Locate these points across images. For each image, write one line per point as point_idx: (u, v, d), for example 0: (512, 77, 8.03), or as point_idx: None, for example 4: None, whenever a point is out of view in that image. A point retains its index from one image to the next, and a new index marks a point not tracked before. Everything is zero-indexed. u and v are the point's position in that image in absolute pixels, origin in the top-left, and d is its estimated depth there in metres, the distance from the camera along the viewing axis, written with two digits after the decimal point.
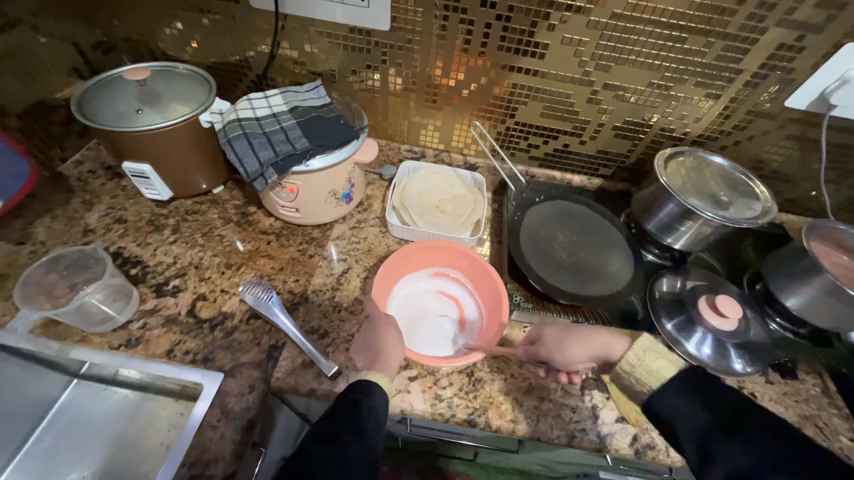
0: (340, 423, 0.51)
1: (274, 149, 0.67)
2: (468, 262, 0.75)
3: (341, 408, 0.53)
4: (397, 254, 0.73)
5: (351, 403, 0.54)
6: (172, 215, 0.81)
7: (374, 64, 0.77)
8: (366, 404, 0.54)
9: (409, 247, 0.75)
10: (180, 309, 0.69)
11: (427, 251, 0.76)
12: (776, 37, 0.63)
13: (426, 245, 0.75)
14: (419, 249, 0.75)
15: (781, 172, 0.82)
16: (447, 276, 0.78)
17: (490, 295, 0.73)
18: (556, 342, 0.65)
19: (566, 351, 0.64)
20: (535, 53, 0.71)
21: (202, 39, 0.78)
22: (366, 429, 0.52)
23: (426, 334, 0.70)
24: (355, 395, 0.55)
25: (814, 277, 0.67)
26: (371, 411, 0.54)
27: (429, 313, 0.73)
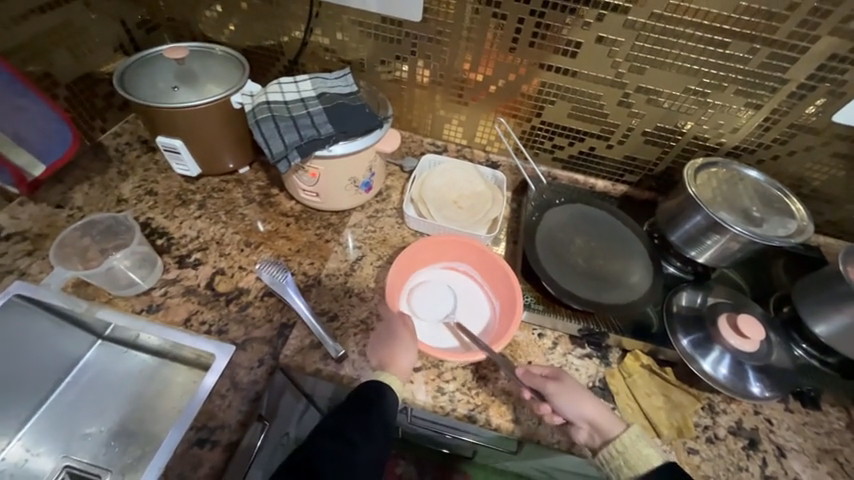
0: (349, 422, 0.54)
1: (299, 133, 0.69)
2: (477, 254, 0.75)
3: (353, 406, 0.55)
4: (410, 249, 0.73)
5: (362, 402, 0.55)
6: (199, 191, 0.84)
7: (404, 55, 0.77)
8: (377, 406, 0.55)
9: (423, 241, 0.75)
10: (200, 281, 0.72)
11: (439, 245, 0.76)
12: (829, 46, 0.59)
13: (439, 239, 0.75)
14: (432, 242, 0.75)
15: (823, 192, 0.77)
16: (455, 270, 0.78)
17: (501, 286, 0.73)
18: (574, 390, 0.60)
19: (573, 400, 0.59)
20: (566, 52, 0.69)
21: (239, 22, 0.81)
22: (375, 430, 0.54)
23: (441, 328, 0.70)
24: (366, 394, 0.56)
25: (849, 305, 0.63)
26: (382, 412, 0.55)
27: (441, 307, 0.72)
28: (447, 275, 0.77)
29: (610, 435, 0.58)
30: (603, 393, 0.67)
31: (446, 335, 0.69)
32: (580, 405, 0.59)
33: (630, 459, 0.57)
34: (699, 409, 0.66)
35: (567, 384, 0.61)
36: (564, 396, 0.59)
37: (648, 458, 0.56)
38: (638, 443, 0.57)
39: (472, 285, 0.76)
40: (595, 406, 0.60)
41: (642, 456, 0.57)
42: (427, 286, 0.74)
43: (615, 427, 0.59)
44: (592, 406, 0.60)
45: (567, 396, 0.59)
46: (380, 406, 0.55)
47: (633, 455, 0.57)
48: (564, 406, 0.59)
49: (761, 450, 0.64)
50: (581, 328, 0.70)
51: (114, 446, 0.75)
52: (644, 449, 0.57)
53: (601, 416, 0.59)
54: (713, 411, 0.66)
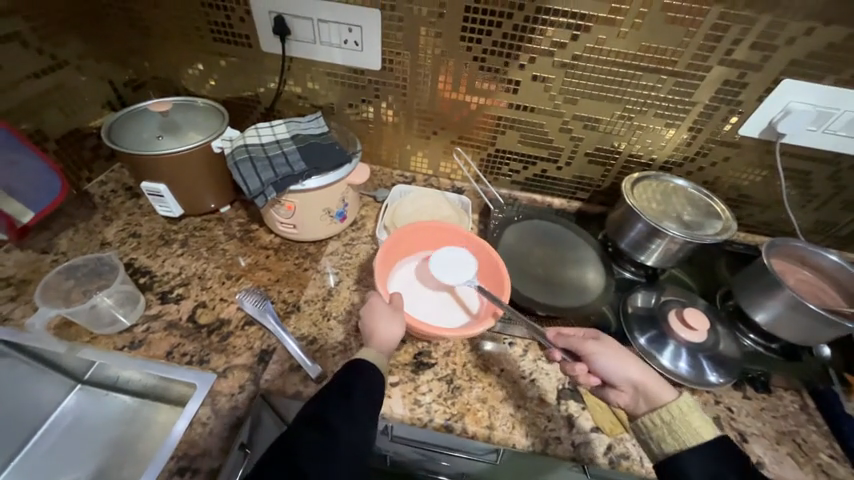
0: (330, 408, 0.55)
1: (275, 171, 0.75)
2: (451, 238, 0.82)
3: (334, 394, 0.57)
4: (393, 237, 0.78)
5: (346, 383, 0.58)
6: (182, 230, 0.89)
7: (369, 98, 0.87)
8: (358, 389, 0.57)
9: (405, 231, 0.80)
10: (182, 315, 0.75)
11: (417, 233, 0.82)
12: (720, 74, 0.70)
13: (422, 228, 0.81)
14: (410, 230, 0.81)
15: (748, 196, 0.87)
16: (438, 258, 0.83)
17: (485, 269, 0.79)
18: (616, 350, 0.65)
19: (612, 357, 0.64)
20: (508, 88, 0.79)
21: (219, 77, 0.89)
22: (357, 414, 0.56)
23: (434, 311, 0.74)
24: (346, 379, 0.58)
25: (778, 292, 0.70)
26: (362, 391, 0.57)
27: (431, 291, 0.77)
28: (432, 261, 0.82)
29: (658, 401, 0.59)
30: (573, 394, 0.71)
31: (437, 316, 0.73)
32: (621, 367, 0.63)
33: (677, 428, 0.56)
34: None
35: (607, 345, 0.66)
36: (602, 354, 0.64)
37: (700, 433, 0.55)
38: (686, 414, 0.57)
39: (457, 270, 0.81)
40: (641, 372, 0.62)
41: (692, 429, 0.56)
42: (411, 276, 0.79)
43: (664, 393, 0.60)
44: (637, 367, 0.63)
45: (607, 354, 0.64)
46: (361, 384, 0.58)
47: (680, 426, 0.56)
48: (604, 362, 0.64)
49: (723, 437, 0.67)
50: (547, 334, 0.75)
51: None
52: (696, 422, 0.56)
53: (649, 380, 0.61)
54: None
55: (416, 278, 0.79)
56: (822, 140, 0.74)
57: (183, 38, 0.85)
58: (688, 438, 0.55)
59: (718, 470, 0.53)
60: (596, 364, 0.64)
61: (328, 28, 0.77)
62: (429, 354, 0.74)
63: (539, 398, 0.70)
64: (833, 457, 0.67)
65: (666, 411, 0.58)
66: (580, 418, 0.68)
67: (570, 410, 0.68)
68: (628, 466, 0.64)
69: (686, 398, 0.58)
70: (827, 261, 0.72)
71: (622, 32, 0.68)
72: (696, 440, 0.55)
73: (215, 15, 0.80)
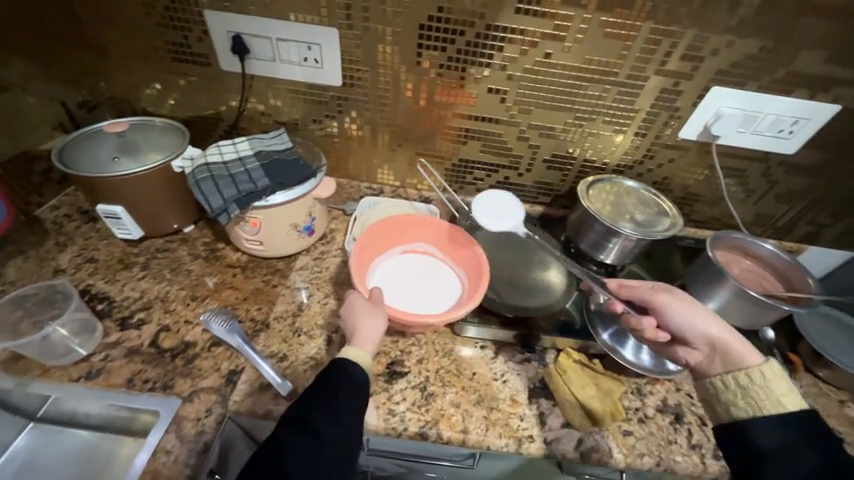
0: (315, 410, 0.55)
1: (238, 188, 0.75)
2: (406, 229, 0.83)
3: (318, 394, 0.56)
4: (370, 232, 0.78)
5: (331, 383, 0.57)
6: (142, 253, 0.86)
7: (332, 113, 0.88)
8: (344, 387, 0.57)
9: (382, 225, 0.80)
10: (143, 340, 0.72)
11: (395, 228, 0.82)
12: (657, 83, 0.76)
13: (399, 221, 0.82)
14: (387, 224, 0.81)
15: (694, 194, 0.93)
16: (416, 251, 0.84)
17: (464, 256, 0.81)
18: (689, 305, 0.68)
19: (687, 310, 0.68)
20: (467, 100, 0.83)
21: (178, 96, 0.88)
22: (341, 413, 0.55)
23: (417, 302, 0.75)
24: (331, 379, 0.58)
25: (724, 281, 0.75)
26: (348, 388, 0.57)
27: (412, 283, 0.78)
28: (410, 255, 0.83)
29: (743, 361, 0.63)
30: (543, 392, 0.73)
31: (420, 306, 0.74)
32: (694, 322, 0.67)
33: (757, 395, 0.60)
34: (628, 394, 0.74)
35: (681, 298, 0.69)
36: (676, 306, 0.68)
37: (781, 403, 0.58)
38: (771, 382, 0.59)
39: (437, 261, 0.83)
40: (721, 328, 0.66)
41: (772, 397, 0.58)
42: (385, 278, 0.78)
43: (749, 354, 0.64)
44: (715, 325, 0.66)
45: (681, 306, 0.68)
46: (346, 384, 0.58)
47: (765, 395, 0.59)
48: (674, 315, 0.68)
49: (685, 422, 0.71)
50: (516, 334, 0.77)
51: None
52: (781, 392, 0.58)
53: (730, 339, 0.65)
54: (640, 394, 0.74)
55: (392, 280, 0.78)
56: (752, 140, 0.81)
57: (139, 58, 0.84)
58: (768, 406, 0.58)
59: (789, 439, 0.56)
60: (669, 317, 0.69)
61: (288, 46, 0.78)
62: (402, 363, 0.74)
63: (511, 399, 0.71)
64: None
65: (745, 375, 0.62)
66: (550, 415, 0.70)
67: (541, 409, 0.70)
68: (598, 457, 0.66)
69: (774, 363, 0.61)
70: (764, 249, 0.79)
71: (567, 46, 0.73)
72: (776, 410, 0.58)
73: (172, 36, 0.80)
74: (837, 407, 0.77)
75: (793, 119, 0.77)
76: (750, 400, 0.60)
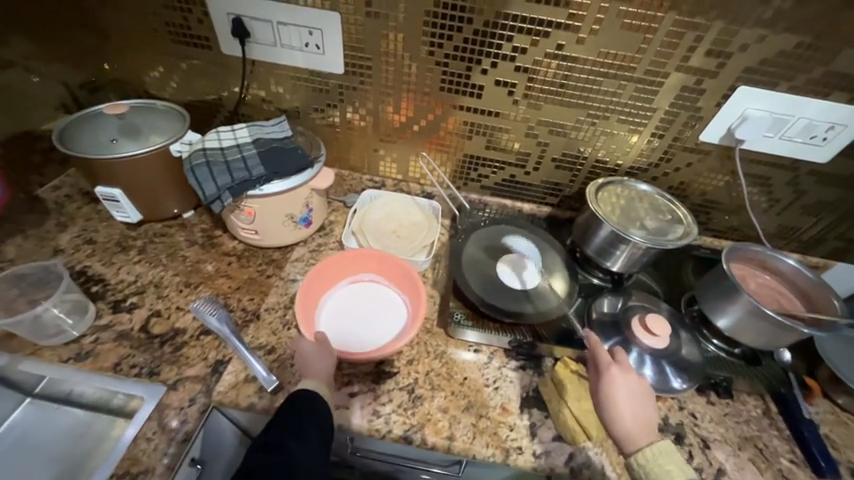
0: (284, 433, 0.54)
1: (231, 175, 0.73)
2: (348, 261, 0.81)
3: (286, 418, 0.56)
4: (310, 274, 0.76)
5: (295, 411, 0.56)
6: (141, 236, 0.86)
7: (333, 102, 0.85)
8: (311, 412, 0.57)
9: (322, 263, 0.78)
10: (134, 324, 0.72)
11: (337, 263, 0.80)
12: (678, 81, 0.70)
13: (342, 256, 0.80)
14: (329, 262, 0.79)
15: (713, 200, 0.87)
16: (362, 282, 0.82)
17: (406, 281, 0.79)
18: (611, 396, 0.61)
19: (604, 400, 0.62)
20: (472, 93, 0.79)
21: (180, 79, 0.87)
22: (308, 431, 0.55)
23: (367, 336, 0.73)
24: (296, 404, 0.57)
25: (738, 297, 0.70)
26: (314, 416, 0.57)
27: (361, 318, 0.76)
28: (355, 288, 0.80)
29: (629, 450, 0.58)
30: (537, 402, 0.70)
31: (370, 340, 0.72)
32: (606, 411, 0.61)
33: (654, 472, 0.55)
34: None
35: (606, 388, 0.62)
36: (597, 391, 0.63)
37: (670, 474, 0.55)
38: (659, 458, 0.56)
39: (381, 289, 0.80)
40: (621, 422, 0.59)
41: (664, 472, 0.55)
42: (333, 319, 0.75)
43: (632, 446, 0.58)
44: (620, 419, 0.60)
45: (601, 396, 0.62)
46: (312, 411, 0.57)
47: (654, 468, 0.56)
48: (611, 388, 0.61)
49: (686, 444, 0.67)
50: (511, 341, 0.74)
51: None
52: (667, 463, 0.55)
53: (625, 432, 0.59)
54: None
55: (340, 318, 0.75)
56: (779, 146, 0.75)
57: (141, 39, 0.82)
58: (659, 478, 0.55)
59: None
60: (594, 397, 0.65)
61: (288, 31, 0.76)
62: (391, 363, 0.72)
63: (502, 407, 0.69)
64: (794, 461, 0.68)
65: (641, 456, 0.57)
66: (542, 427, 0.67)
67: (533, 419, 0.68)
68: (589, 474, 0.63)
69: (664, 444, 0.57)
70: (786, 265, 0.73)
71: (581, 38, 0.69)
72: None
73: (173, 17, 0.78)
74: None
75: (828, 125, 0.70)
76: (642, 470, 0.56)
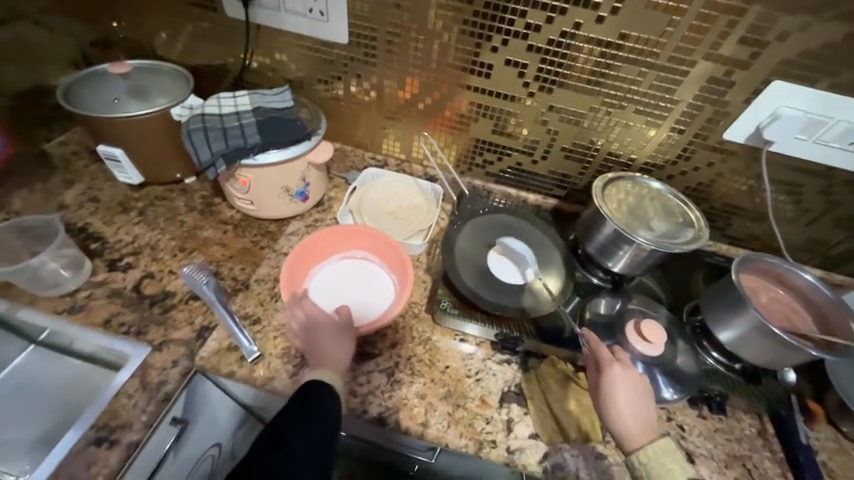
0: (290, 429, 0.54)
1: (227, 142, 0.73)
2: (341, 237, 0.80)
3: (296, 413, 0.55)
4: (299, 246, 0.75)
5: (300, 410, 0.55)
6: (142, 198, 0.87)
7: (337, 74, 0.83)
8: (319, 411, 0.55)
9: (313, 236, 0.77)
10: (127, 284, 0.74)
11: (329, 238, 0.79)
12: (705, 71, 0.64)
13: (336, 231, 0.79)
14: (322, 236, 0.78)
15: (733, 205, 0.81)
16: (354, 258, 0.81)
17: (396, 263, 0.77)
18: (611, 394, 0.60)
19: (604, 398, 0.61)
20: (480, 72, 0.74)
21: (186, 41, 0.86)
22: (313, 428, 0.54)
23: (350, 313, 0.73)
24: (306, 399, 0.56)
25: (743, 311, 0.66)
26: (321, 415, 0.55)
27: (347, 295, 0.76)
28: (346, 263, 0.80)
29: (630, 448, 0.58)
30: (517, 397, 0.68)
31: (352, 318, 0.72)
32: (606, 409, 0.60)
33: (655, 472, 0.55)
34: None
35: (607, 386, 0.61)
36: (597, 388, 0.62)
37: (672, 473, 0.54)
38: (662, 457, 0.55)
39: (372, 268, 0.79)
40: (621, 419, 0.59)
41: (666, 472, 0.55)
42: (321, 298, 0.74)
43: (633, 444, 0.58)
44: (621, 416, 0.59)
45: (601, 393, 0.61)
46: (321, 411, 0.56)
47: (656, 468, 0.55)
48: (611, 385, 0.60)
49: None
50: (497, 333, 0.72)
51: (33, 454, 0.75)
52: (670, 464, 0.55)
53: (626, 429, 0.58)
54: None
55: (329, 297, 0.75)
56: (813, 150, 0.68)
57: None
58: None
59: None
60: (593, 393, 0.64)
61: None
62: (374, 345, 0.71)
63: (481, 399, 0.67)
64: None
65: (642, 454, 0.56)
66: (519, 423, 0.65)
67: (511, 415, 0.66)
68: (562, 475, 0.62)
69: (664, 441, 0.57)
70: (803, 280, 0.68)
71: (600, 17, 0.63)
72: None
73: None
74: None
75: None
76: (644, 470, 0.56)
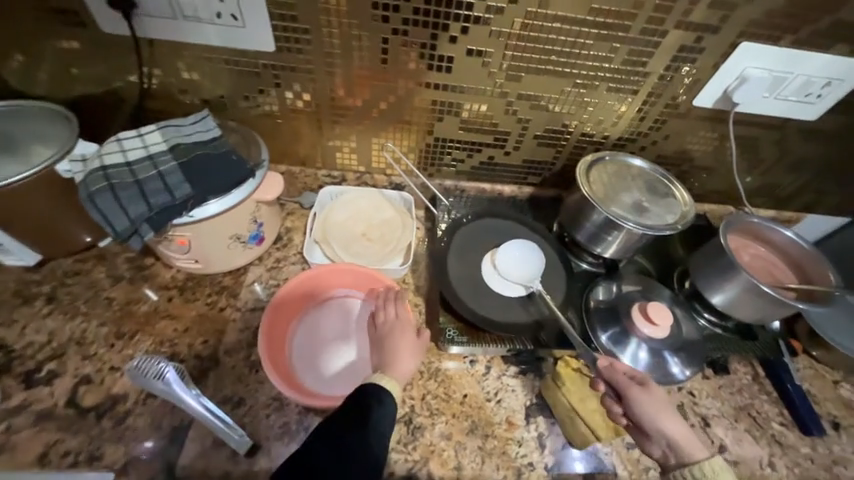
0: (348, 425, 0.52)
1: (146, 201, 0.58)
2: (317, 279, 0.69)
3: (352, 408, 0.54)
4: (272, 303, 0.65)
5: (355, 402, 0.54)
6: (46, 280, 0.69)
7: (267, 88, 0.68)
8: (376, 408, 0.54)
9: (285, 288, 0.66)
10: (57, 399, 0.58)
11: (304, 285, 0.68)
12: (676, 40, 0.61)
13: (311, 274, 0.69)
14: (294, 285, 0.67)
15: (701, 165, 0.82)
16: (337, 299, 0.71)
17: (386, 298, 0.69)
18: (659, 404, 0.57)
19: (655, 410, 0.57)
20: (440, 67, 0.65)
21: (52, 70, 0.65)
22: (374, 429, 0.52)
23: (348, 369, 0.65)
24: (364, 395, 0.55)
25: (734, 275, 0.68)
26: (377, 412, 0.54)
27: (339, 346, 0.67)
28: (331, 307, 0.70)
29: (689, 459, 0.54)
30: (542, 408, 0.66)
31: (350, 374, 0.65)
32: (659, 420, 0.56)
33: None
34: None
35: (654, 396, 0.58)
36: (643, 402, 0.57)
37: None
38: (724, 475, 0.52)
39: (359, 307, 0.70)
40: (677, 428, 0.56)
41: None
42: (315, 364, 0.65)
43: (695, 454, 0.55)
44: (675, 425, 0.56)
45: (650, 406, 0.57)
46: (376, 408, 0.54)
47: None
48: (643, 412, 0.57)
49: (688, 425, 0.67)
50: (509, 350, 0.68)
51: None
52: None
53: (681, 437, 0.56)
54: None
55: (323, 356, 0.66)
56: (774, 106, 0.69)
57: None
58: None
59: None
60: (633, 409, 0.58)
61: None
62: None
63: (507, 422, 0.64)
64: (783, 423, 0.70)
65: (704, 467, 0.52)
66: (550, 436, 0.63)
67: (540, 429, 0.64)
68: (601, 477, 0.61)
69: (717, 461, 0.52)
70: (783, 236, 0.71)
71: None
72: None
73: None
74: (833, 388, 0.75)
75: (824, 80, 0.65)
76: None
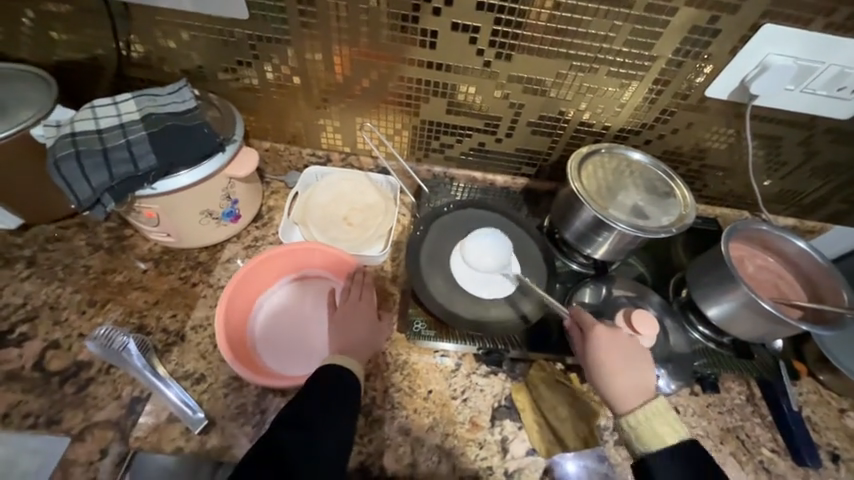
0: (311, 406, 0.51)
1: (110, 172, 0.57)
2: (286, 257, 0.68)
3: (314, 390, 0.52)
4: (236, 279, 0.64)
5: (316, 389, 0.52)
6: (27, 244, 0.70)
7: (246, 60, 0.66)
8: (338, 389, 0.53)
9: (251, 265, 0.65)
10: (25, 362, 0.60)
11: (272, 263, 0.67)
12: (688, 19, 0.55)
13: (279, 252, 0.67)
14: (262, 262, 0.66)
15: (715, 164, 0.75)
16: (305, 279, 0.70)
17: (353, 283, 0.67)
18: (616, 349, 0.56)
19: (608, 349, 0.56)
20: (424, 42, 0.61)
21: (33, 33, 0.65)
22: (338, 408, 0.51)
23: (306, 351, 0.64)
24: (325, 378, 0.54)
25: (733, 287, 0.62)
26: (339, 392, 0.53)
27: (300, 327, 0.66)
28: (297, 288, 0.69)
29: (622, 404, 0.53)
30: (509, 412, 0.63)
31: (307, 357, 0.63)
32: (609, 361, 0.55)
33: (644, 434, 0.51)
34: (607, 411, 0.64)
35: (616, 340, 0.57)
36: (599, 340, 0.57)
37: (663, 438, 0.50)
38: (653, 421, 0.51)
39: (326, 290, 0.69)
40: (627, 378, 0.54)
41: (656, 434, 0.50)
42: (277, 346, 0.64)
43: (629, 403, 0.53)
44: (625, 373, 0.54)
45: (607, 346, 0.56)
46: (338, 388, 0.53)
47: (646, 434, 0.51)
48: (594, 350, 0.56)
49: None
50: (479, 348, 0.65)
51: None
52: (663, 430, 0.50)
53: (623, 386, 0.54)
54: None
55: (286, 339, 0.65)
56: (799, 101, 0.61)
57: None
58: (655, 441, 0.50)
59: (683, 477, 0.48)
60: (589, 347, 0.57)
61: None
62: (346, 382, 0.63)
63: (471, 422, 0.61)
64: (775, 450, 0.65)
65: (637, 413, 0.52)
66: (514, 441, 0.60)
67: (505, 433, 0.61)
68: None
69: (658, 403, 0.51)
70: (794, 247, 0.64)
71: None
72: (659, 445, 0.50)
73: None
74: (838, 418, 0.68)
75: None
76: (633, 434, 0.52)
